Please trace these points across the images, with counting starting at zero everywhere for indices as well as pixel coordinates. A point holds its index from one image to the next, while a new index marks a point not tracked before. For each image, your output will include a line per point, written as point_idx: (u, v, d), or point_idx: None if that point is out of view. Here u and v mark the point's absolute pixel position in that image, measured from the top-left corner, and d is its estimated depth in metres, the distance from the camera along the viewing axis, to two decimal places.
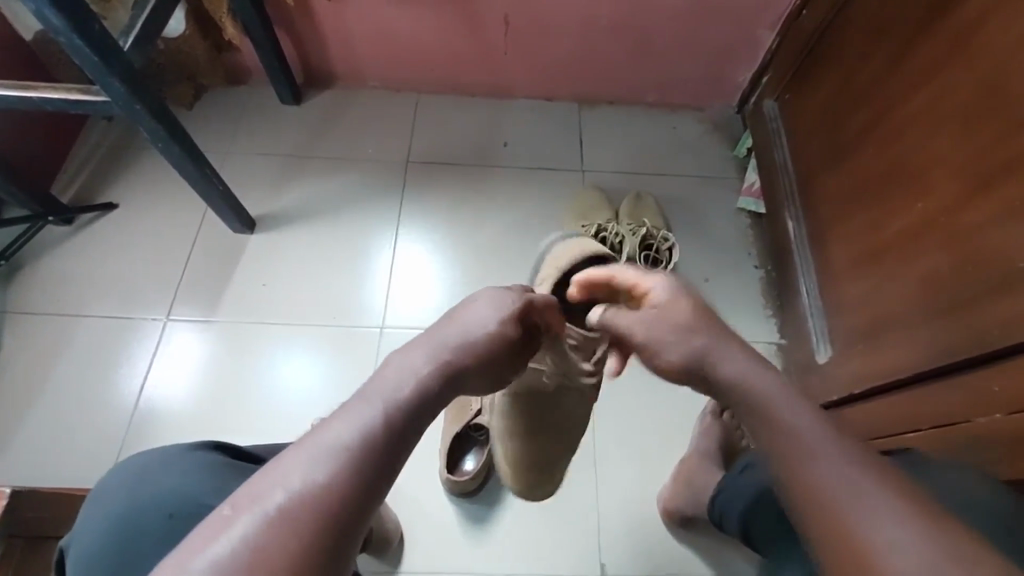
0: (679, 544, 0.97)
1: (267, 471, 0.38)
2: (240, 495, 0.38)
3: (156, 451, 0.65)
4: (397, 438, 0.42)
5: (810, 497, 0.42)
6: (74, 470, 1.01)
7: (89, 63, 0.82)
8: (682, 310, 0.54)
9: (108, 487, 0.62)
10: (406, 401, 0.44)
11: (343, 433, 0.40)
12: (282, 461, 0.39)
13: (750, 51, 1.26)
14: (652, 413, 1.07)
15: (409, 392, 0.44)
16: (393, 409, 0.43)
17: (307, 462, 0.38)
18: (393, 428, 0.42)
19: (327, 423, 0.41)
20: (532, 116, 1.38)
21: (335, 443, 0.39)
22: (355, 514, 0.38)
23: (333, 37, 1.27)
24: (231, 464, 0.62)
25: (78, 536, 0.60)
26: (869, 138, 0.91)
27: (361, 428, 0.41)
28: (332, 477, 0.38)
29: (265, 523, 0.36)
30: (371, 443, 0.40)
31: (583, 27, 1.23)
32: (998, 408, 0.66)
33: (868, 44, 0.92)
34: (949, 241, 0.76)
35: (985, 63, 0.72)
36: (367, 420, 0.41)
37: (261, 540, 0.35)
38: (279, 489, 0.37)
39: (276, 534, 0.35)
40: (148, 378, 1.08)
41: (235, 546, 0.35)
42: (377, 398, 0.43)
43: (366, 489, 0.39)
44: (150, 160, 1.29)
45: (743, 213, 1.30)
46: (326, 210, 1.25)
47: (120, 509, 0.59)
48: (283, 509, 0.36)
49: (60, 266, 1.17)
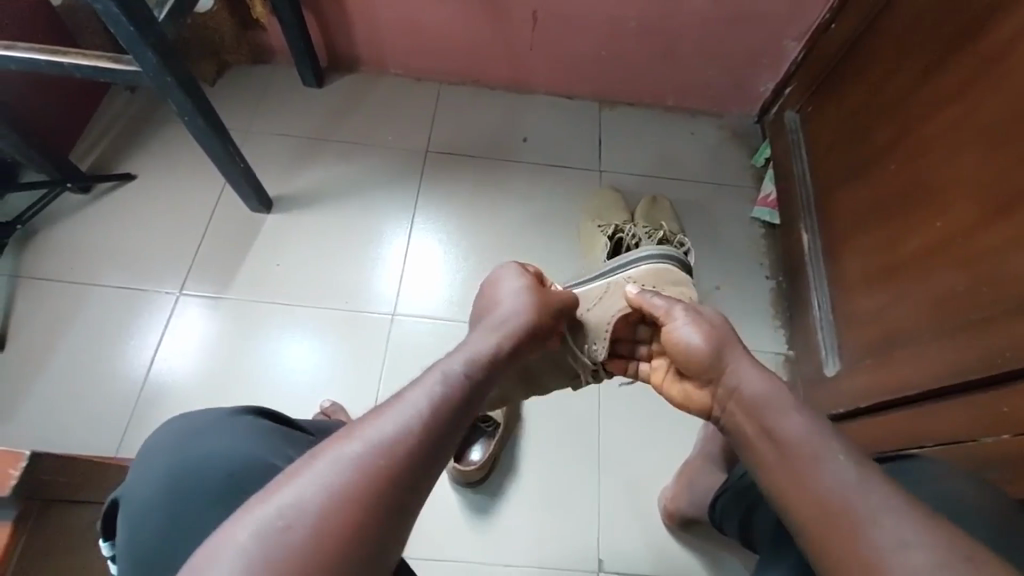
0: (676, 545, 0.98)
1: (348, 427, 0.44)
2: (323, 445, 0.43)
3: (205, 412, 0.64)
4: (460, 413, 0.47)
5: (825, 509, 0.45)
6: (82, 436, 1.02)
7: (123, 32, 0.82)
8: (712, 320, 0.65)
9: (156, 444, 0.62)
10: (466, 377, 0.50)
11: (412, 398, 0.46)
12: (360, 420, 0.44)
13: (774, 61, 1.27)
14: (659, 416, 1.08)
15: (468, 371, 0.51)
16: (455, 384, 0.49)
17: (382, 421, 0.44)
18: (454, 398, 0.48)
19: (399, 394, 0.47)
20: (552, 113, 1.38)
21: (410, 406, 0.46)
22: (421, 471, 0.43)
23: (359, 21, 1.27)
24: (282, 430, 0.63)
25: (128, 488, 0.60)
26: (891, 155, 0.92)
27: (428, 395, 0.47)
28: (404, 437, 0.43)
29: (344, 469, 0.41)
30: (437, 412, 0.46)
31: (610, 27, 1.23)
32: (1004, 429, 0.68)
33: (895, 62, 0.93)
34: (967, 261, 0.76)
35: (1012, 86, 0.72)
36: (432, 393, 0.47)
37: (342, 482, 0.40)
38: (356, 442, 0.43)
39: (353, 477, 0.41)
40: (159, 350, 1.09)
41: (317, 486, 0.40)
42: (441, 374, 0.49)
43: (430, 451, 0.44)
44: (169, 133, 1.28)
45: (757, 223, 1.31)
46: (342, 193, 1.25)
47: (173, 466, 0.59)
48: (359, 457, 0.42)
49: (75, 233, 1.17)
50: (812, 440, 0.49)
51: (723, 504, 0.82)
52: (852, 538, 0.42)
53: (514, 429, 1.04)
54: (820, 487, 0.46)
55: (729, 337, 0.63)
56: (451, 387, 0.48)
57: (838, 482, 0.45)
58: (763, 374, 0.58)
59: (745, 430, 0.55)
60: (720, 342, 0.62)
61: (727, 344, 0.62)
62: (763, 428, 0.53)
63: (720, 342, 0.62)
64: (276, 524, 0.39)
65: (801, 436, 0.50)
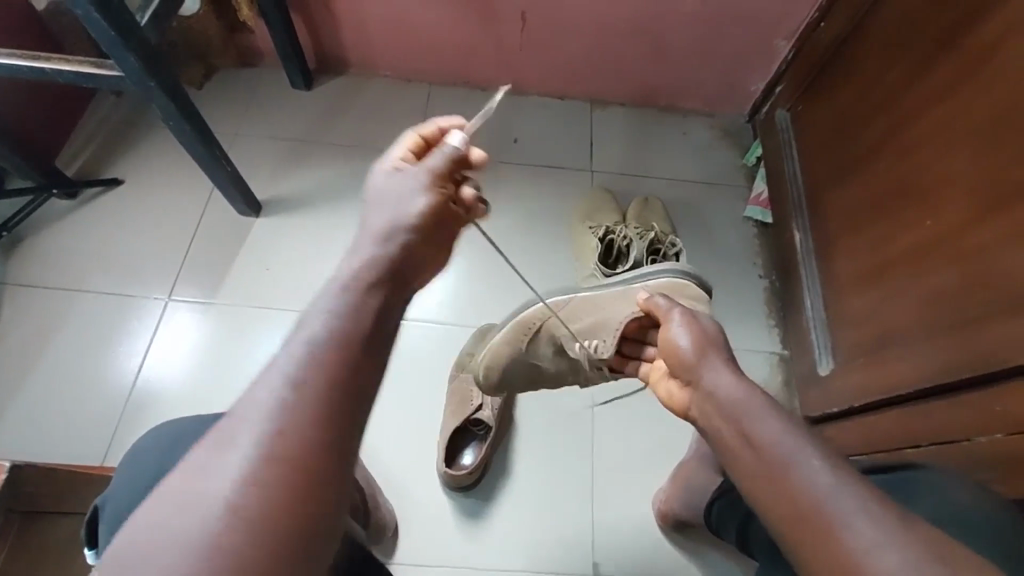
0: (670, 547, 0.97)
1: (230, 411, 0.43)
2: (208, 435, 0.42)
3: (194, 420, 0.65)
4: (338, 367, 0.44)
5: (803, 516, 0.44)
6: (69, 445, 1.01)
7: (104, 36, 0.81)
8: (707, 326, 0.65)
9: (142, 451, 0.64)
10: (336, 331, 0.46)
11: (278, 372, 0.43)
12: (239, 401, 0.43)
13: (765, 60, 1.26)
14: (652, 417, 1.07)
15: (340, 321, 0.46)
16: (326, 339, 0.45)
17: (257, 395, 0.42)
18: (327, 360, 0.44)
19: (272, 362, 0.44)
20: (543, 114, 1.38)
21: (274, 383, 0.43)
22: (313, 439, 0.41)
23: (348, 23, 1.26)
24: None
25: (112, 494, 0.61)
26: (881, 153, 0.92)
27: (295, 364, 0.43)
28: (282, 408, 0.41)
29: (228, 455, 0.40)
30: (308, 372, 0.43)
31: (600, 27, 1.22)
32: (997, 428, 0.68)
33: (885, 60, 0.93)
34: (958, 259, 0.76)
35: (1002, 83, 0.72)
36: (301, 354, 0.44)
37: (226, 468, 0.40)
38: (236, 426, 0.41)
39: (238, 472, 0.39)
40: (147, 356, 1.08)
41: (205, 476, 0.40)
42: (308, 337, 0.45)
43: (323, 417, 0.42)
44: (157, 138, 1.27)
45: (750, 222, 1.30)
46: (332, 197, 1.24)
47: (156, 473, 0.60)
48: (241, 439, 0.41)
49: (62, 240, 1.16)
50: (786, 440, 0.49)
51: (721, 509, 0.81)
52: (828, 543, 0.42)
53: (506, 433, 1.03)
54: (796, 494, 0.45)
55: (719, 345, 0.62)
56: (321, 348, 0.45)
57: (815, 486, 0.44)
58: (736, 379, 0.57)
59: (722, 433, 0.54)
60: (705, 348, 0.61)
61: (709, 351, 0.61)
62: (741, 431, 0.52)
63: (704, 349, 0.61)
64: (166, 521, 0.38)
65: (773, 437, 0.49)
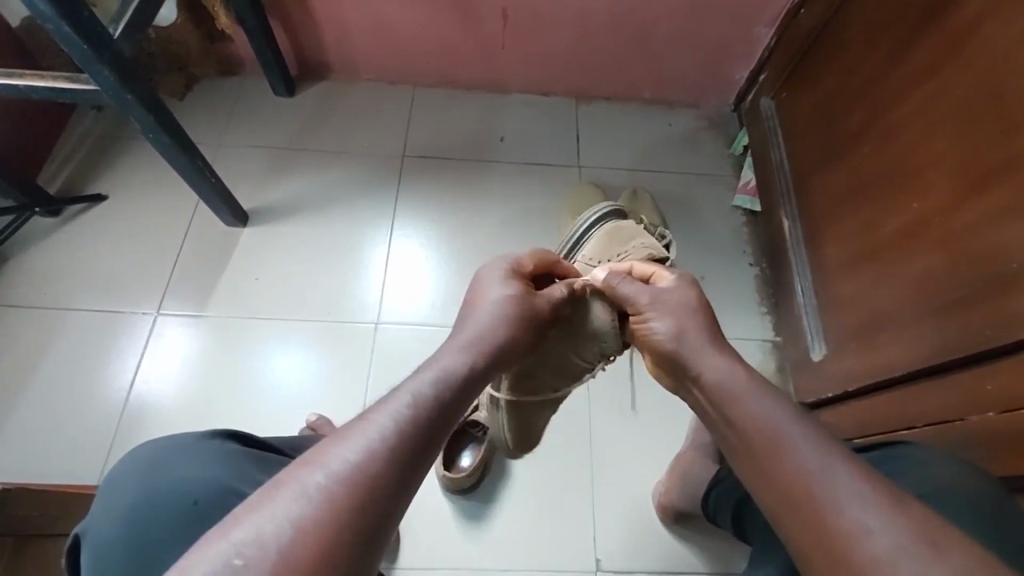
0: (671, 539, 0.98)
1: (310, 455, 0.44)
2: (286, 474, 0.43)
3: (169, 439, 0.63)
4: (430, 433, 0.46)
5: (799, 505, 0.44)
6: (62, 464, 1.00)
7: (76, 50, 0.80)
8: (682, 305, 0.62)
9: (120, 474, 0.61)
10: (433, 391, 0.49)
11: (379, 419, 0.45)
12: (324, 447, 0.44)
13: (747, 49, 1.26)
14: (644, 413, 1.07)
15: (436, 383, 0.50)
16: (423, 406, 0.47)
17: (345, 445, 0.43)
18: (420, 414, 0.47)
19: (364, 417, 0.46)
20: (529, 111, 1.37)
21: (370, 428, 0.45)
22: (387, 500, 0.42)
23: (327, 27, 1.25)
24: (248, 453, 0.61)
25: (92, 522, 0.59)
26: (865, 138, 0.92)
27: (394, 415, 0.46)
28: (369, 464, 0.43)
29: (306, 499, 0.40)
30: (403, 436, 0.45)
31: (581, 22, 1.22)
32: (991, 407, 0.69)
33: (865, 44, 0.93)
34: (944, 241, 0.76)
35: (982, 64, 0.72)
36: (401, 410, 0.46)
37: (303, 515, 0.40)
38: (319, 470, 0.42)
39: (319, 508, 0.40)
40: (139, 372, 1.07)
41: (279, 517, 0.40)
42: (407, 394, 0.48)
43: (401, 467, 0.44)
44: (140, 151, 1.26)
45: (739, 212, 1.30)
46: (319, 203, 1.24)
47: (137, 497, 0.58)
48: (324, 488, 0.41)
49: (47, 258, 1.15)
50: (781, 431, 0.49)
51: (717, 497, 0.82)
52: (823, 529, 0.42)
53: None
54: (792, 483, 0.45)
55: (700, 327, 0.60)
56: (419, 406, 0.47)
57: (810, 471, 0.45)
58: (724, 358, 0.56)
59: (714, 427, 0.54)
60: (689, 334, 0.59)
61: (696, 338, 0.59)
62: (733, 424, 0.52)
63: (689, 338, 0.59)
64: (233, 563, 0.37)
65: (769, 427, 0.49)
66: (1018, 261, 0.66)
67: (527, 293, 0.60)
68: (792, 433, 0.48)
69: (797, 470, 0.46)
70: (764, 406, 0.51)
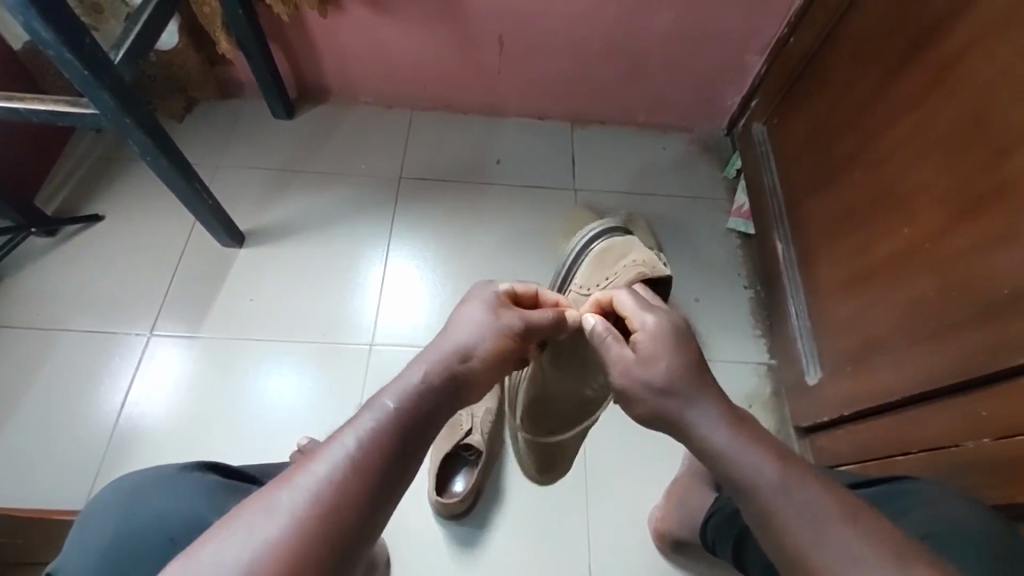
0: (668, 566, 0.96)
1: (278, 475, 0.43)
2: (252, 495, 0.42)
3: (152, 469, 0.63)
4: (398, 452, 0.46)
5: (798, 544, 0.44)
6: (47, 488, 0.98)
7: (76, 75, 0.81)
8: (669, 345, 0.56)
9: (100, 507, 0.60)
10: (404, 409, 0.48)
11: (347, 438, 0.45)
12: (292, 467, 0.43)
13: (739, 76, 1.29)
14: (637, 441, 1.06)
15: (406, 400, 0.49)
16: (391, 423, 0.47)
17: (313, 465, 0.43)
18: (389, 432, 0.46)
19: (333, 435, 0.45)
20: (524, 135, 1.39)
21: (336, 449, 0.44)
22: (355, 516, 0.41)
23: (327, 52, 1.27)
24: (227, 485, 0.61)
25: (67, 559, 0.57)
26: (857, 162, 0.93)
27: (362, 432, 0.45)
28: (336, 481, 0.42)
29: (272, 519, 0.40)
30: (370, 453, 0.44)
31: (575, 48, 1.24)
32: (987, 433, 0.69)
33: (855, 71, 0.95)
34: (936, 265, 0.77)
35: (969, 91, 0.73)
36: (369, 429, 0.46)
37: (269, 536, 0.39)
38: (285, 490, 0.41)
39: (285, 529, 0.39)
40: (129, 394, 1.06)
41: (244, 538, 0.39)
42: (375, 412, 0.47)
43: (373, 486, 0.43)
44: (139, 171, 1.27)
45: (733, 234, 1.31)
46: (315, 223, 1.24)
47: (117, 532, 0.57)
48: (290, 508, 0.40)
49: (41, 278, 1.15)
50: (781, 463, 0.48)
51: (716, 527, 0.80)
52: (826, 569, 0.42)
53: (499, 454, 1.02)
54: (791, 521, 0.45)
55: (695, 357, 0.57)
56: (389, 424, 0.47)
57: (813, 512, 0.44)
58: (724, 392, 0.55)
59: None
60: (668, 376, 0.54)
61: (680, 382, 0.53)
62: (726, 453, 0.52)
63: (676, 382, 0.54)
64: None
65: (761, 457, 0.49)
66: (1010, 286, 0.67)
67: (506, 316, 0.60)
68: (790, 467, 0.48)
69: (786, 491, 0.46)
70: (760, 433, 0.51)
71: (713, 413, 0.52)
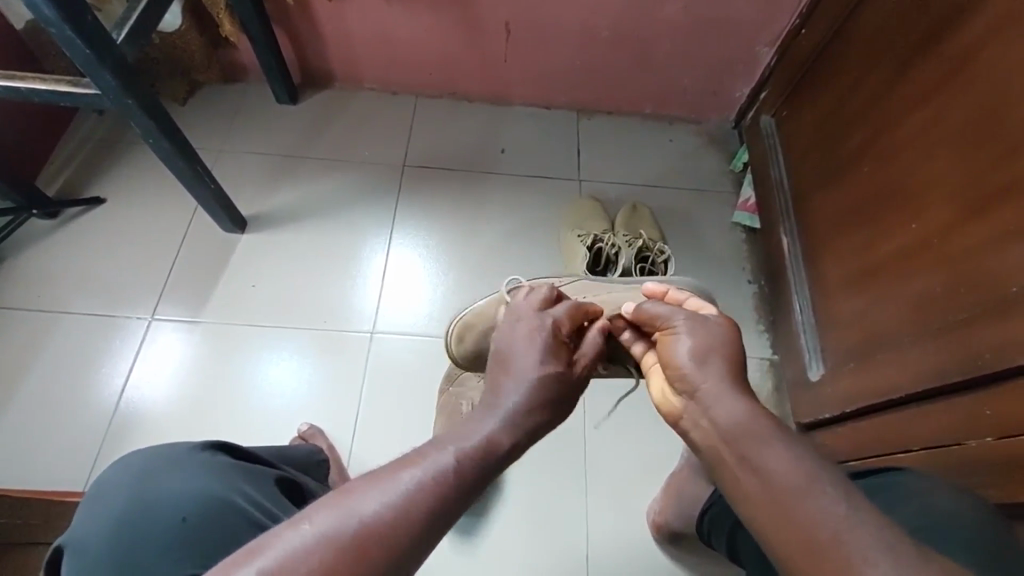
0: (666, 559, 0.96)
1: (337, 493, 0.42)
2: (315, 509, 0.41)
3: (158, 447, 0.63)
4: (463, 494, 0.45)
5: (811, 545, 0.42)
6: (50, 469, 0.98)
7: (78, 54, 0.80)
8: (712, 332, 0.57)
9: (107, 483, 0.60)
10: (474, 449, 0.48)
11: (420, 472, 0.44)
12: (360, 486, 0.42)
13: (748, 67, 1.27)
14: (639, 432, 1.06)
15: (476, 442, 0.48)
16: (462, 461, 0.46)
17: (382, 491, 0.42)
18: (458, 474, 0.45)
19: (403, 465, 0.45)
20: (530, 124, 1.38)
21: (408, 482, 0.43)
22: (406, 549, 0.41)
23: (332, 36, 1.26)
24: (236, 466, 0.62)
25: (74, 535, 0.57)
26: (866, 158, 0.92)
27: (435, 470, 0.45)
28: (401, 519, 0.41)
29: (334, 541, 0.39)
30: (439, 493, 0.44)
31: (583, 36, 1.23)
32: (989, 433, 0.68)
33: (867, 64, 0.93)
34: (944, 263, 0.76)
35: (984, 86, 0.72)
36: (441, 467, 0.45)
37: (321, 563, 0.38)
38: (351, 513, 0.41)
39: (347, 558, 0.39)
40: (130, 377, 1.06)
41: (305, 559, 0.38)
42: (451, 450, 0.47)
43: (432, 525, 0.43)
44: (141, 154, 1.26)
45: (738, 228, 1.30)
46: (316, 210, 1.24)
47: (126, 509, 0.56)
48: (353, 533, 0.39)
49: (42, 260, 1.15)
50: (803, 467, 0.45)
51: (711, 518, 0.80)
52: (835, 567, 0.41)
53: None
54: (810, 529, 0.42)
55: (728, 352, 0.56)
56: (459, 464, 0.46)
57: (825, 506, 0.42)
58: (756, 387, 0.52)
59: (717, 455, 0.51)
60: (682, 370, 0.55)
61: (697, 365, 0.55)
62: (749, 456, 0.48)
63: (706, 363, 0.55)
64: None
65: (766, 455, 0.47)
66: (1018, 286, 0.66)
67: (557, 356, 0.57)
68: (801, 467, 0.45)
69: (785, 484, 0.45)
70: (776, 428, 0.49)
71: (731, 406, 0.51)
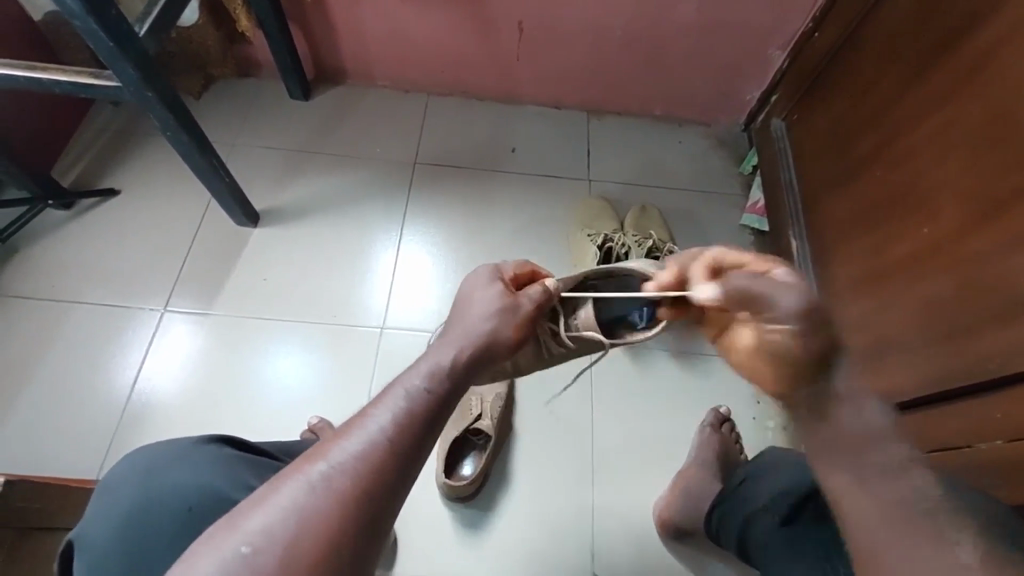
0: (672, 557, 0.96)
1: (314, 448, 0.44)
2: (291, 468, 0.42)
3: (165, 441, 0.64)
4: (426, 427, 0.46)
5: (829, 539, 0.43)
6: (59, 458, 0.99)
7: (101, 46, 0.81)
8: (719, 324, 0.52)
9: (117, 478, 0.61)
10: (429, 386, 0.49)
11: (380, 414, 0.45)
12: (328, 440, 0.44)
13: (760, 70, 1.27)
14: (647, 431, 1.06)
15: (429, 379, 0.49)
16: (419, 397, 0.48)
17: (348, 438, 0.44)
18: (414, 409, 0.46)
19: (364, 412, 0.46)
20: (540, 124, 1.39)
21: (371, 424, 0.44)
22: (385, 488, 0.42)
23: (346, 33, 1.27)
24: (241, 456, 0.61)
25: (87, 529, 0.58)
26: (876, 163, 0.93)
27: (394, 408, 0.46)
28: (369, 456, 0.42)
29: (310, 489, 0.40)
30: (402, 429, 0.45)
31: (595, 37, 1.23)
32: (999, 435, 0.69)
33: (879, 69, 0.94)
34: (953, 267, 0.77)
35: (994, 94, 0.73)
36: (400, 405, 0.46)
37: (306, 505, 0.39)
38: (320, 460, 0.42)
39: (322, 498, 0.40)
40: (142, 368, 1.07)
41: (285, 507, 0.39)
42: (406, 389, 0.48)
43: (399, 459, 0.43)
44: (155, 147, 1.28)
45: (747, 230, 1.31)
46: (328, 205, 1.24)
47: (135, 504, 0.57)
48: (325, 477, 0.41)
49: (56, 251, 1.16)
50: None
51: (721, 512, 0.81)
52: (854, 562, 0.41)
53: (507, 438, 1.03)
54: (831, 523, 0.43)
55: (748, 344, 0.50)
56: (418, 401, 0.47)
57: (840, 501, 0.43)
58: None
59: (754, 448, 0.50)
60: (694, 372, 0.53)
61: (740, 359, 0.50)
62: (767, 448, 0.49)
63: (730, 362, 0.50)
64: (241, 550, 0.38)
65: None
66: None
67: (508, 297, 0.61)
68: None
69: None
70: None
71: None
